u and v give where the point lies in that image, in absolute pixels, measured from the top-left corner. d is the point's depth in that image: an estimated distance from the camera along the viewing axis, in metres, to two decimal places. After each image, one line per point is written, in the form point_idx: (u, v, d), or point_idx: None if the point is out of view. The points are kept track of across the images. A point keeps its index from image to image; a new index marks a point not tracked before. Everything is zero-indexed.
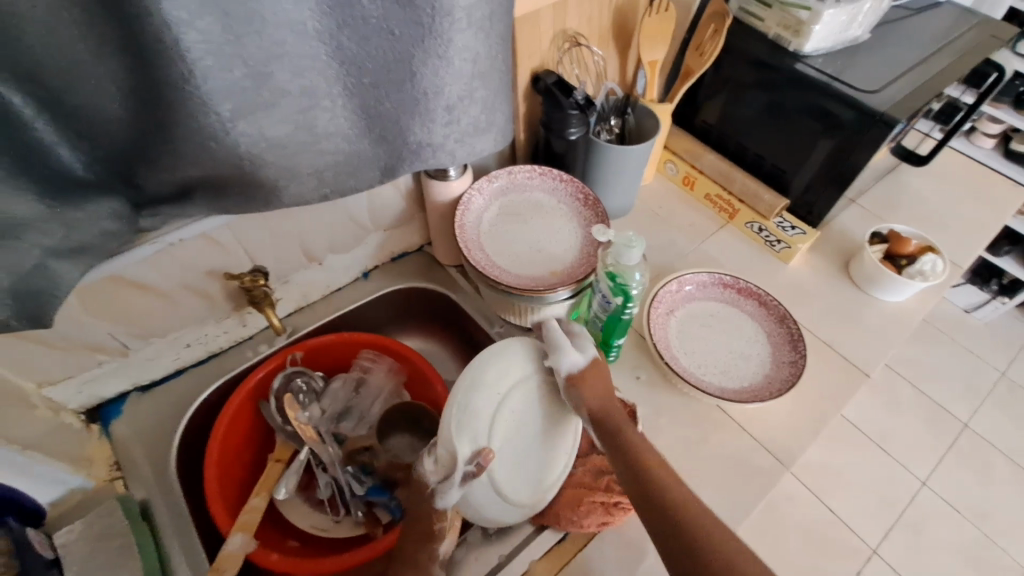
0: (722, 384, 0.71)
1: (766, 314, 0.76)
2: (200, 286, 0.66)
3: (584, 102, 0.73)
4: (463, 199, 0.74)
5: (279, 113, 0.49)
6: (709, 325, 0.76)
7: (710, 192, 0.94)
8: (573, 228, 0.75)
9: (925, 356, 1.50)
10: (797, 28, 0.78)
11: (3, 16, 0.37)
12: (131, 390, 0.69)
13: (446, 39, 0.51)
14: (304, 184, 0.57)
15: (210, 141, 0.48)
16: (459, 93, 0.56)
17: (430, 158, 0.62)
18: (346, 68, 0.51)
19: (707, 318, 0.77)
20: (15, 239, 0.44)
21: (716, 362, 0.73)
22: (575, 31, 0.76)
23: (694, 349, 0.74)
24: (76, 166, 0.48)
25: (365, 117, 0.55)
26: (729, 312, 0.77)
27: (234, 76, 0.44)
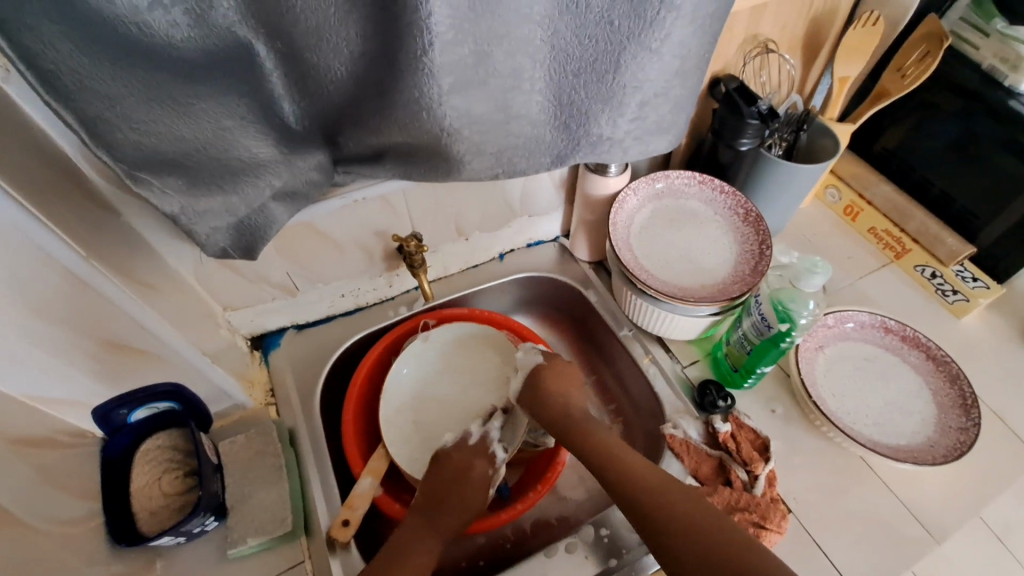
0: (874, 437, 0.65)
1: (934, 370, 0.68)
2: (366, 243, 0.70)
3: (768, 112, 0.69)
4: (619, 198, 0.73)
5: (487, 91, 0.51)
6: (864, 370, 0.70)
7: (876, 227, 0.86)
8: (729, 243, 0.72)
9: None
10: (1017, 62, 0.68)
11: None
12: (289, 327, 0.76)
13: (663, 35, 0.50)
14: (484, 162, 0.59)
15: (423, 111, 0.51)
16: (655, 90, 0.55)
17: (604, 152, 0.62)
18: (556, 54, 0.51)
19: (862, 363, 0.71)
20: (252, 177, 0.50)
21: (868, 412, 0.67)
22: (766, 38, 0.72)
23: (843, 393, 0.68)
24: (294, 120, 0.51)
25: (557, 104, 0.56)
26: (889, 360, 0.71)
27: (461, 52, 0.47)
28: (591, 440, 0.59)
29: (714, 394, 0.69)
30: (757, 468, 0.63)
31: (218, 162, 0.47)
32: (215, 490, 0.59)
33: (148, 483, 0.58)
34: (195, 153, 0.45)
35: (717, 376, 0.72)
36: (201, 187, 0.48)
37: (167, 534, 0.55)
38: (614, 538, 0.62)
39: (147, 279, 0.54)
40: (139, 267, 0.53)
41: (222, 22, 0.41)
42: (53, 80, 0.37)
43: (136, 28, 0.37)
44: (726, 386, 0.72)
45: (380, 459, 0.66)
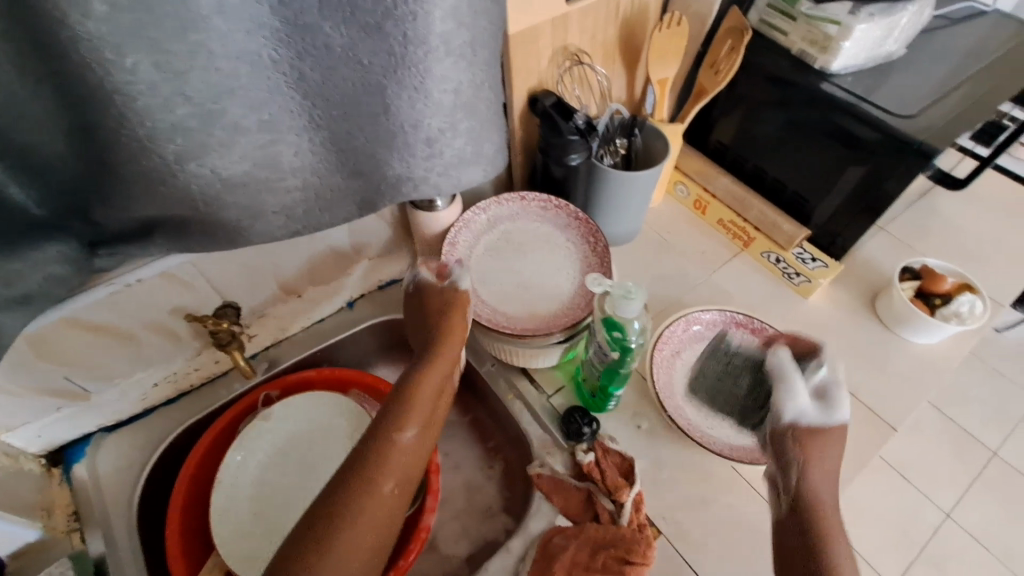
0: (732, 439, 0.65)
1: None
2: (165, 324, 0.62)
3: (585, 126, 0.67)
4: (460, 223, 0.69)
5: (237, 151, 0.44)
6: (724, 366, 0.68)
7: (723, 218, 0.87)
8: (576, 268, 0.68)
9: (979, 386, 1.40)
10: (825, 44, 0.69)
11: None
12: (96, 431, 0.65)
13: (422, 69, 0.44)
14: (273, 222, 0.52)
15: (161, 183, 0.43)
16: (439, 126, 0.50)
17: (411, 192, 0.56)
18: (311, 101, 0.45)
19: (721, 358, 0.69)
20: None
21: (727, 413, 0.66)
22: (577, 48, 0.69)
23: (703, 398, 0.67)
24: (30, 205, 0.43)
25: (336, 150, 0.50)
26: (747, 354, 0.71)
27: (178, 116, 0.39)
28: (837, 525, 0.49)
29: (579, 422, 0.66)
30: (622, 496, 0.61)
31: None
32: None
33: None
34: None
35: (583, 402, 0.70)
36: None
37: None
38: None
39: None
40: None
41: None
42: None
43: None
44: (592, 410, 0.69)
45: (209, 573, 0.58)
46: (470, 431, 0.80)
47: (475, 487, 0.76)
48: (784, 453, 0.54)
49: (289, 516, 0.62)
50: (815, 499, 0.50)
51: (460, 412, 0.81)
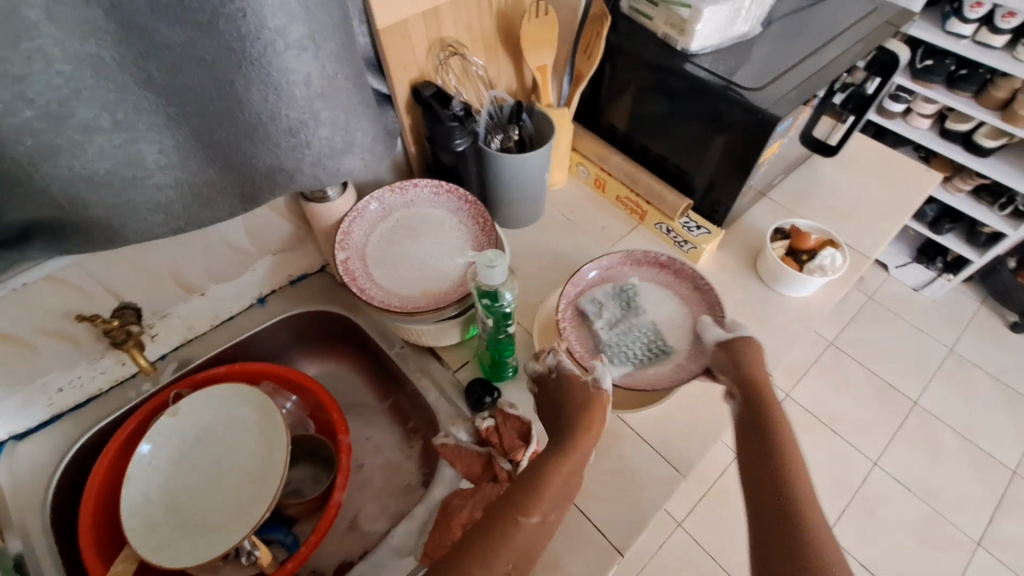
0: (619, 369, 0.68)
1: (698, 300, 0.73)
2: (63, 329, 0.63)
3: (463, 113, 0.72)
4: (356, 209, 0.71)
5: (94, 151, 0.46)
6: (621, 308, 0.74)
7: (620, 194, 0.93)
8: (468, 248, 0.72)
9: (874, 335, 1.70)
10: (682, 27, 0.75)
11: None
12: (8, 438, 0.66)
13: (267, 62, 0.48)
14: (150, 218, 0.54)
15: (18, 186, 0.45)
16: (300, 119, 0.54)
17: (288, 182, 0.60)
18: (165, 100, 0.47)
19: (619, 302, 0.75)
20: None
21: (618, 348, 0.71)
22: (453, 40, 0.73)
23: (596, 329, 0.72)
24: None
25: (203, 147, 0.52)
26: (662, 299, 0.75)
27: (23, 118, 0.41)
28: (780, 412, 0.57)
29: (479, 392, 0.70)
30: (517, 454, 0.65)
31: None
32: None
33: None
34: None
35: (486, 375, 0.74)
36: None
37: None
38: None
39: None
40: None
41: None
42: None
43: None
44: (493, 381, 0.73)
45: (121, 564, 0.59)
46: (389, 413, 0.83)
47: (395, 464, 0.79)
48: (730, 358, 0.64)
49: (202, 507, 0.64)
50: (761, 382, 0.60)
51: (379, 396, 0.84)
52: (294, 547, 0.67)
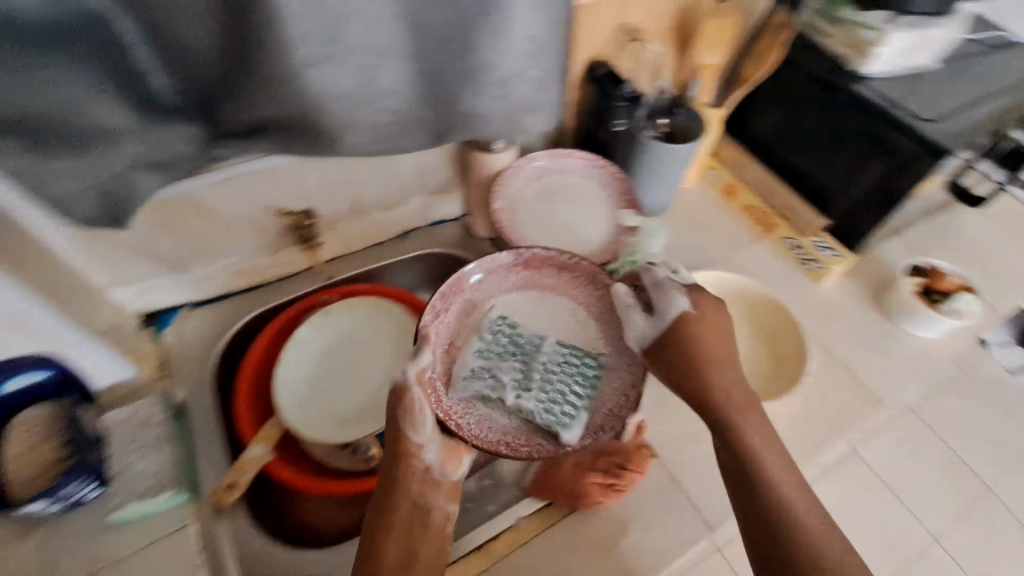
0: (572, 434, 0.62)
1: (602, 308, 0.71)
2: (257, 219, 0.72)
3: (634, 95, 0.76)
4: (512, 168, 0.78)
5: (348, 66, 0.54)
6: (514, 355, 0.68)
7: (750, 204, 0.94)
8: (609, 222, 0.77)
9: None
10: (860, 48, 0.75)
11: None
12: (184, 305, 0.76)
13: (506, 15, 0.55)
14: (362, 137, 0.62)
15: (285, 83, 0.53)
16: (512, 70, 0.60)
17: (478, 129, 0.66)
18: (414, 34, 0.55)
19: (509, 323, 0.70)
20: (108, 146, 0.50)
21: (550, 409, 0.63)
22: (637, 26, 0.77)
23: (512, 404, 0.64)
24: (166, 91, 0.52)
25: (424, 82, 0.59)
26: (534, 299, 0.73)
27: (313, 25, 0.49)
28: (750, 421, 0.59)
29: None
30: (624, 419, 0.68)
31: (65, 127, 0.47)
32: (93, 460, 0.59)
33: (24, 452, 0.58)
34: (44, 118, 0.46)
35: None
36: (53, 154, 0.48)
37: (41, 498, 0.55)
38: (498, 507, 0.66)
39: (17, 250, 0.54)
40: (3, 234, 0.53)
41: None
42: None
43: None
44: None
45: (272, 426, 0.67)
46: None
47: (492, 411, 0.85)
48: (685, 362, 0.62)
49: (334, 399, 0.72)
50: (712, 376, 0.61)
51: None
52: None
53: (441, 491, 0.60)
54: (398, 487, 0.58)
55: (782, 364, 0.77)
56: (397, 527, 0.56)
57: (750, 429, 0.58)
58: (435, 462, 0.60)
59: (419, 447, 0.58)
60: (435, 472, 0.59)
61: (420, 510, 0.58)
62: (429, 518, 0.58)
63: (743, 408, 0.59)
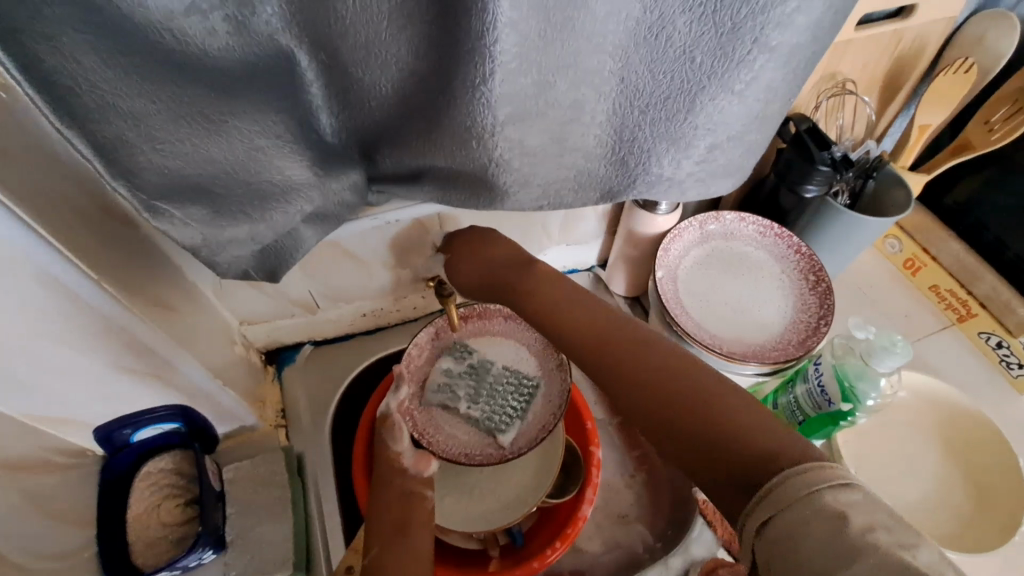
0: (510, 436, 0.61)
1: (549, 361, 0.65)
2: (394, 264, 0.67)
3: (841, 160, 0.63)
4: (674, 232, 0.68)
5: (543, 122, 0.47)
6: (472, 376, 0.65)
7: (939, 284, 0.79)
8: (791, 303, 0.65)
9: None
10: None
11: None
12: (306, 342, 0.72)
13: (752, 77, 0.44)
14: (530, 193, 0.54)
15: (472, 140, 0.45)
16: (729, 134, 0.50)
17: (660, 192, 0.56)
18: (623, 88, 0.46)
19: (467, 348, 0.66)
20: (285, 203, 0.45)
21: (492, 417, 0.62)
22: (846, 77, 0.66)
23: (465, 414, 0.63)
24: (330, 134, 0.46)
25: (615, 139, 0.51)
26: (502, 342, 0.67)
27: (523, 83, 0.42)
28: (606, 348, 0.48)
29: None
30: None
31: (249, 185, 0.42)
32: (215, 522, 0.55)
33: (146, 510, 0.54)
34: (223, 175, 0.40)
35: None
36: (225, 214, 0.43)
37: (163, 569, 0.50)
38: None
39: (165, 297, 0.50)
40: (155, 284, 0.48)
41: (264, 29, 0.36)
42: (46, 78, 0.32)
43: (169, 35, 0.33)
44: None
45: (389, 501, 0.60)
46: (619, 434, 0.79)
47: (617, 491, 0.73)
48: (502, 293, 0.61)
49: None
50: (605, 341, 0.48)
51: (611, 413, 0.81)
52: (519, 538, 0.67)
53: (412, 479, 0.60)
54: (387, 475, 0.59)
55: (989, 499, 0.62)
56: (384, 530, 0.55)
57: (619, 345, 0.48)
58: (422, 471, 0.61)
59: (397, 456, 0.60)
60: (410, 475, 0.60)
61: (410, 497, 0.58)
62: (419, 511, 0.58)
63: (620, 348, 0.47)
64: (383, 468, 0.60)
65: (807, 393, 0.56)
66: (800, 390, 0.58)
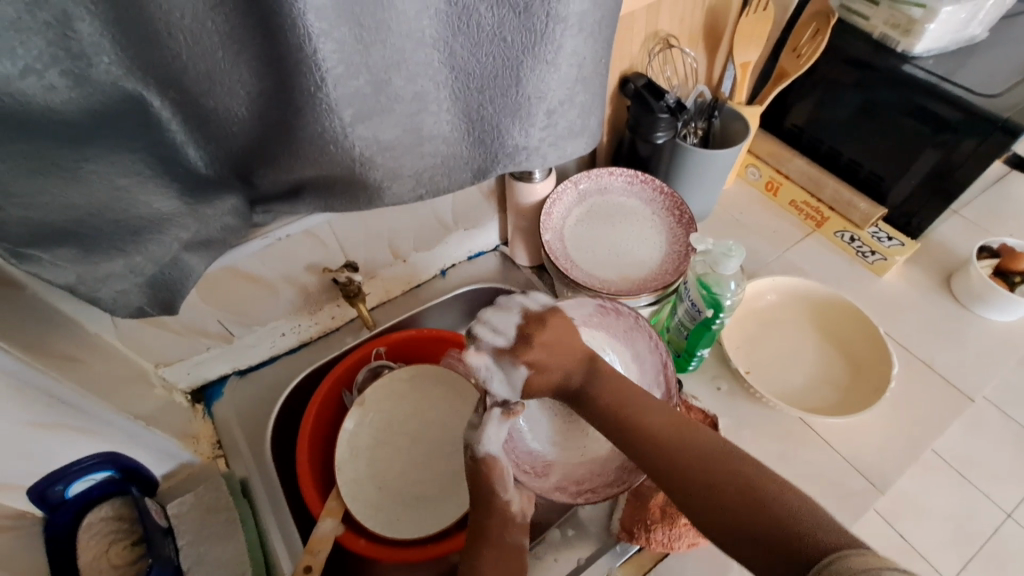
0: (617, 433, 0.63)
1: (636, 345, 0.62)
2: (299, 280, 0.70)
3: (676, 105, 0.71)
4: (551, 198, 0.74)
5: (393, 117, 0.51)
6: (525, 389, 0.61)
7: (796, 199, 0.90)
8: (664, 239, 0.73)
9: None
10: (907, 27, 0.72)
11: (155, 18, 0.38)
12: (230, 373, 0.74)
13: (557, 45, 0.52)
14: (404, 185, 0.58)
15: (330, 145, 0.49)
16: (560, 98, 0.57)
17: (523, 161, 0.62)
18: (456, 74, 0.52)
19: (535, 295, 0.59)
20: (159, 233, 0.48)
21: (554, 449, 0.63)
22: (667, 33, 0.74)
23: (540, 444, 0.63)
24: (200, 165, 0.49)
25: (467, 121, 0.56)
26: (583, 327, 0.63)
27: (358, 84, 0.46)
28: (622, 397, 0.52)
29: None
30: None
31: (119, 222, 0.45)
32: (168, 553, 0.57)
33: (93, 558, 0.55)
34: (91, 218, 0.43)
35: None
36: (98, 252, 0.45)
37: None
38: (589, 557, 0.63)
39: (64, 350, 0.51)
40: (51, 337, 0.50)
41: (105, 78, 0.39)
42: None
43: (7, 97, 0.35)
44: (673, 371, 0.73)
45: (336, 499, 0.64)
46: None
47: None
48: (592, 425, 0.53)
49: (397, 462, 0.70)
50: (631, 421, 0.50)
51: None
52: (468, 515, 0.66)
53: (517, 528, 0.56)
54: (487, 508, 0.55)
55: (859, 366, 0.72)
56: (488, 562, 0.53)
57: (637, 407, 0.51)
58: (525, 517, 0.57)
59: (508, 506, 0.55)
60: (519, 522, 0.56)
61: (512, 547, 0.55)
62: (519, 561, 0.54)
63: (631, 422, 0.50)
64: (488, 516, 0.55)
65: (687, 316, 0.65)
66: (682, 315, 0.66)
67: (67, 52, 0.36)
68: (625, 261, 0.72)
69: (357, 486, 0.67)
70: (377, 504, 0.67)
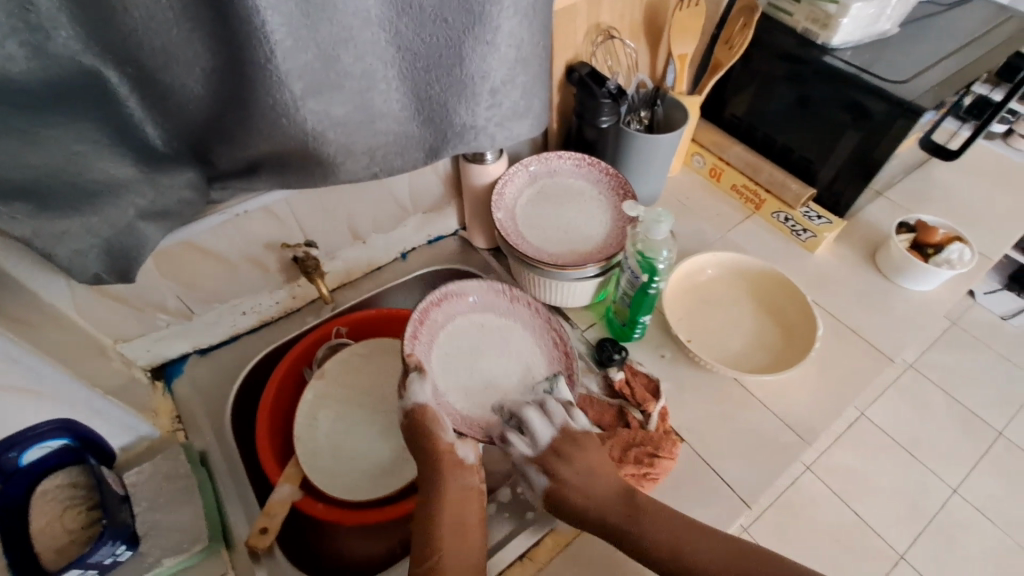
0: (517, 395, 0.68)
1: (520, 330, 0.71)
2: (259, 258, 0.72)
3: (617, 91, 0.77)
4: (502, 179, 0.78)
5: (343, 94, 0.54)
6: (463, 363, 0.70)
7: (736, 183, 0.97)
8: (608, 216, 0.78)
9: None
10: (825, 22, 0.78)
11: None
12: (190, 352, 0.76)
13: (495, 26, 0.56)
14: (358, 162, 0.61)
15: (283, 117, 0.52)
16: (503, 78, 0.62)
17: (472, 140, 0.66)
18: (403, 53, 0.56)
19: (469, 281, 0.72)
20: (115, 200, 0.50)
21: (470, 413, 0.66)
22: (609, 26, 0.80)
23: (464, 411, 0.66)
24: (158, 141, 0.52)
25: (416, 99, 0.60)
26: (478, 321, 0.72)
27: (307, 58, 0.49)
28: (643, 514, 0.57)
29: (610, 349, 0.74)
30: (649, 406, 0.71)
31: (74, 186, 0.47)
32: (123, 519, 0.58)
33: (47, 523, 0.56)
34: (48, 177, 0.45)
35: (612, 334, 0.79)
36: (54, 214, 0.47)
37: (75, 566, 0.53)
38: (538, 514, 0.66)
39: (21, 316, 0.53)
40: (6, 301, 0.51)
41: (62, 51, 0.41)
42: None
43: None
44: (620, 341, 0.78)
45: (295, 467, 0.67)
46: None
47: None
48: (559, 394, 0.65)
49: (354, 432, 0.72)
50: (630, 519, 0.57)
51: None
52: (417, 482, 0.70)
53: (467, 472, 0.61)
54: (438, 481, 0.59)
55: (791, 332, 0.78)
56: (447, 524, 0.57)
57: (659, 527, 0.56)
58: (472, 458, 0.62)
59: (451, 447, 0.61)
60: (464, 468, 0.61)
61: (470, 492, 0.60)
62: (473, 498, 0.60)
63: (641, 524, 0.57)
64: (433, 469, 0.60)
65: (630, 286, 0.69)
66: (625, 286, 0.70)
67: (26, 24, 0.39)
68: (573, 236, 0.76)
69: (316, 453, 0.69)
70: (337, 471, 0.69)
